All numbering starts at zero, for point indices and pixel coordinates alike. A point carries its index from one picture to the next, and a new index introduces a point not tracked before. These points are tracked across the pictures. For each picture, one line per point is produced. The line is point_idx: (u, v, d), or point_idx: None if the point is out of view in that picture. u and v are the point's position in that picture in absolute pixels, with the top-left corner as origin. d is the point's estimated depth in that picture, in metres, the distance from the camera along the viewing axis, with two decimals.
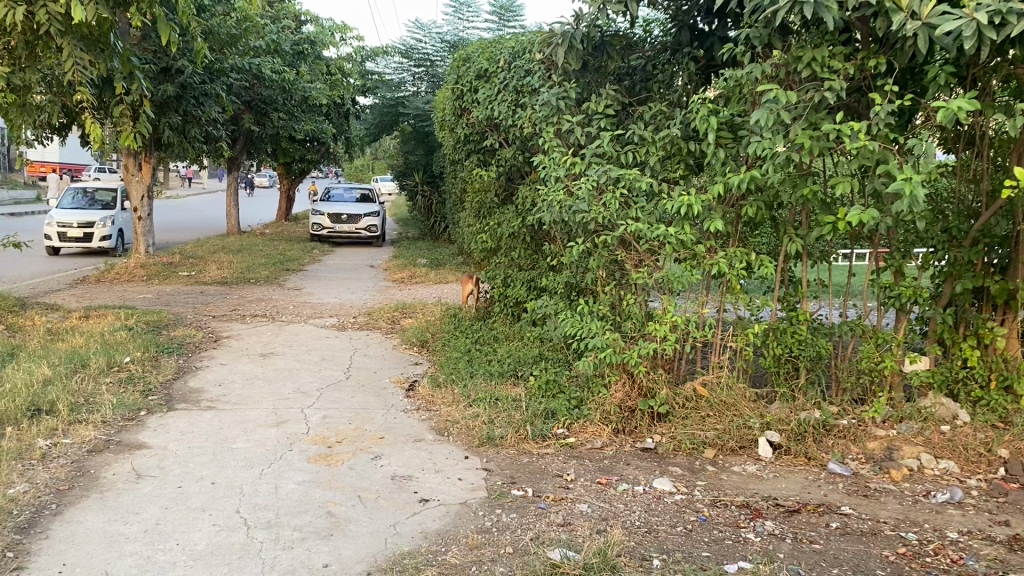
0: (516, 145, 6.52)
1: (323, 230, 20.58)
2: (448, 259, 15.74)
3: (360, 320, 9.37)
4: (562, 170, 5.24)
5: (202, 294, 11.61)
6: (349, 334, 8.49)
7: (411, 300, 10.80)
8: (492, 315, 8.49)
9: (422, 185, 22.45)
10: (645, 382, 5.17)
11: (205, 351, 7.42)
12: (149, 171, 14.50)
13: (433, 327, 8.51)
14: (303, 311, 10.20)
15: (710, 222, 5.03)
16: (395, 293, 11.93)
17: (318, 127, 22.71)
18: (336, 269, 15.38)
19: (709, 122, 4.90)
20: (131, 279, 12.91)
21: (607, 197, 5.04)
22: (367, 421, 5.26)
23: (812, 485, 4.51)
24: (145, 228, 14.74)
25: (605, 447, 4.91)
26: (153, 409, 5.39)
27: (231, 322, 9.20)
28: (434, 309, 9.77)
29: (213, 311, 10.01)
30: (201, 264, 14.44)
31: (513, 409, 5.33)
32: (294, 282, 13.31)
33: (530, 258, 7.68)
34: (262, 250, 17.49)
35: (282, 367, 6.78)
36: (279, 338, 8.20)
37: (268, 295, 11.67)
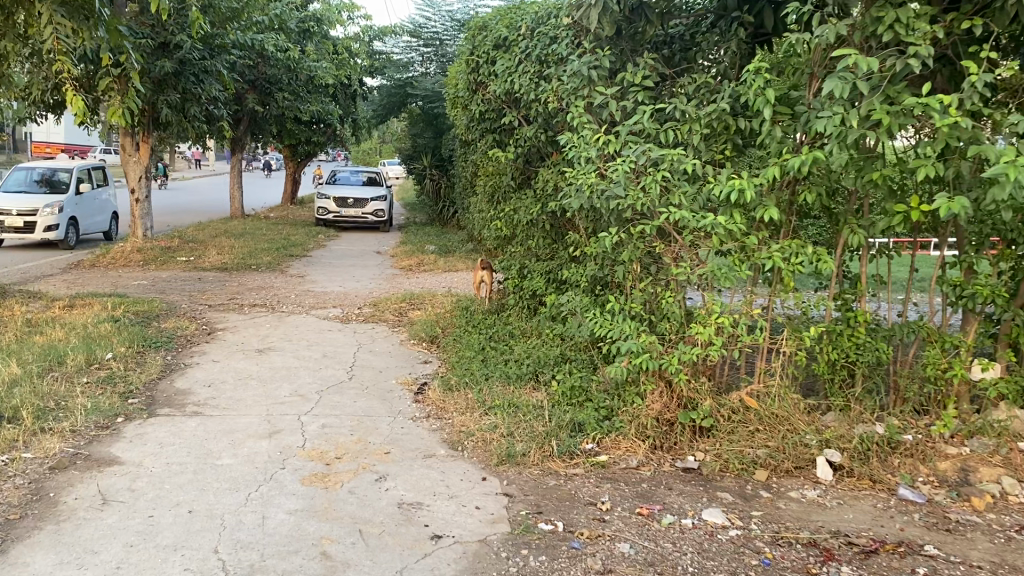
0: (538, 122, 5.89)
1: (328, 214, 19.99)
2: (457, 245, 15.15)
3: (366, 311, 8.79)
4: (593, 150, 4.60)
5: (199, 280, 11.06)
6: (353, 327, 7.91)
7: (419, 290, 10.22)
8: (508, 308, 7.89)
9: (430, 169, 21.62)
10: (685, 392, 4.57)
11: (197, 345, 6.85)
12: (147, 152, 13.94)
13: (444, 321, 7.93)
14: (305, 301, 9.63)
15: (764, 210, 4.40)
16: (403, 282, 11.34)
17: (324, 108, 22.07)
18: (342, 255, 14.79)
19: (766, 95, 4.26)
20: (127, 264, 12.35)
21: (647, 180, 4.38)
22: (371, 431, 4.67)
23: (884, 516, 3.90)
24: (144, 211, 14.18)
25: (642, 466, 4.30)
26: (132, 415, 4.81)
27: (227, 313, 8.63)
28: (444, 301, 9.19)
29: (209, 300, 9.44)
30: (200, 249, 13.87)
31: (535, 419, 4.74)
32: (298, 269, 12.74)
33: (550, 248, 7.08)
34: (265, 235, 16.92)
35: (279, 365, 6.19)
36: (278, 330, 7.62)
37: (269, 283, 11.10)
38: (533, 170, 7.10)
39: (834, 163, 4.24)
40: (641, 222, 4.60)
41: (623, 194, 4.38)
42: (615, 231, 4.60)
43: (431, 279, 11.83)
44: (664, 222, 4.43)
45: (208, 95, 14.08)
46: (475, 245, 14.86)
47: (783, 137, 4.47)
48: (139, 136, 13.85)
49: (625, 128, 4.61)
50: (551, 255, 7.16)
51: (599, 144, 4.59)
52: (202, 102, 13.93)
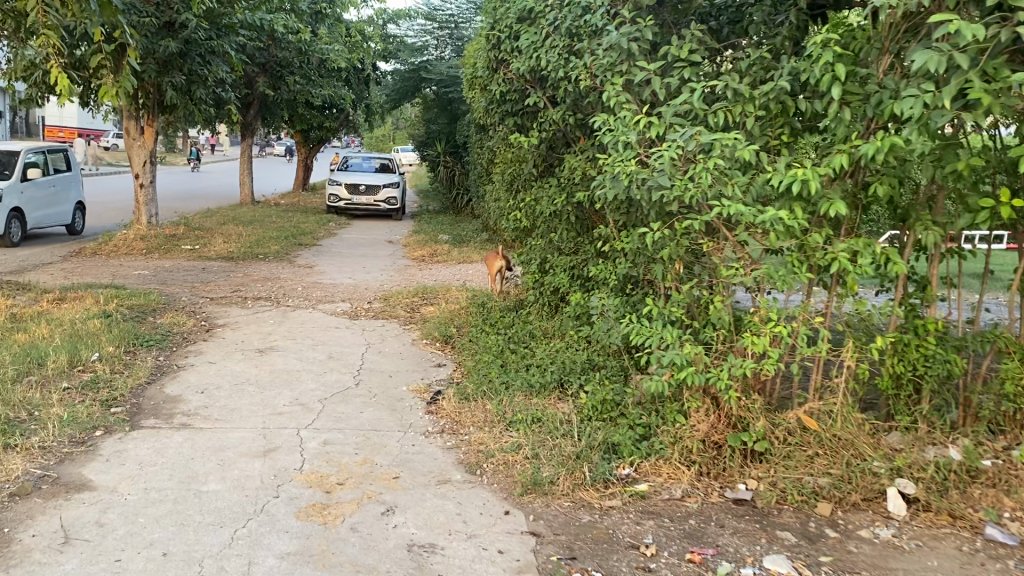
0: (565, 103, 5.32)
1: (339, 201, 19.46)
2: (472, 235, 14.60)
3: (376, 307, 8.25)
4: (633, 134, 4.02)
5: (203, 270, 10.57)
6: (361, 325, 7.38)
7: (433, 283, 9.69)
8: (529, 306, 7.33)
9: (445, 156, 20.94)
10: (735, 411, 4.01)
11: (192, 344, 6.34)
12: (153, 137, 13.49)
13: (458, 318, 7.38)
14: (312, 293, 9.12)
15: (830, 205, 3.83)
16: (415, 274, 10.80)
17: (336, 92, 21.52)
18: (353, 245, 14.28)
19: (836, 71, 3.69)
20: (129, 252, 11.88)
21: (696, 168, 3.80)
22: (378, 449, 4.15)
23: (972, 562, 3.36)
24: (148, 196, 13.70)
25: (687, 498, 3.77)
26: (113, 428, 4.30)
27: (229, 307, 8.12)
28: (458, 296, 8.64)
29: (211, 293, 8.93)
30: (206, 237, 13.39)
31: (564, 438, 4.21)
32: (306, 259, 12.23)
33: (574, 241, 6.51)
34: (274, 222, 16.42)
35: (280, 368, 5.67)
36: (281, 327, 7.11)
37: (275, 273, 10.59)
38: (557, 157, 6.53)
39: (914, 150, 3.66)
40: (688, 216, 4.03)
41: (668, 185, 3.82)
42: (657, 226, 4.04)
43: (445, 271, 11.28)
44: (715, 217, 3.86)
45: (215, 78, 13.56)
46: (491, 235, 14.30)
47: (851, 119, 3.89)
48: (144, 120, 13.45)
49: (670, 108, 4.04)
50: (576, 249, 6.59)
51: (640, 127, 4.02)
52: (208, 84, 13.41)
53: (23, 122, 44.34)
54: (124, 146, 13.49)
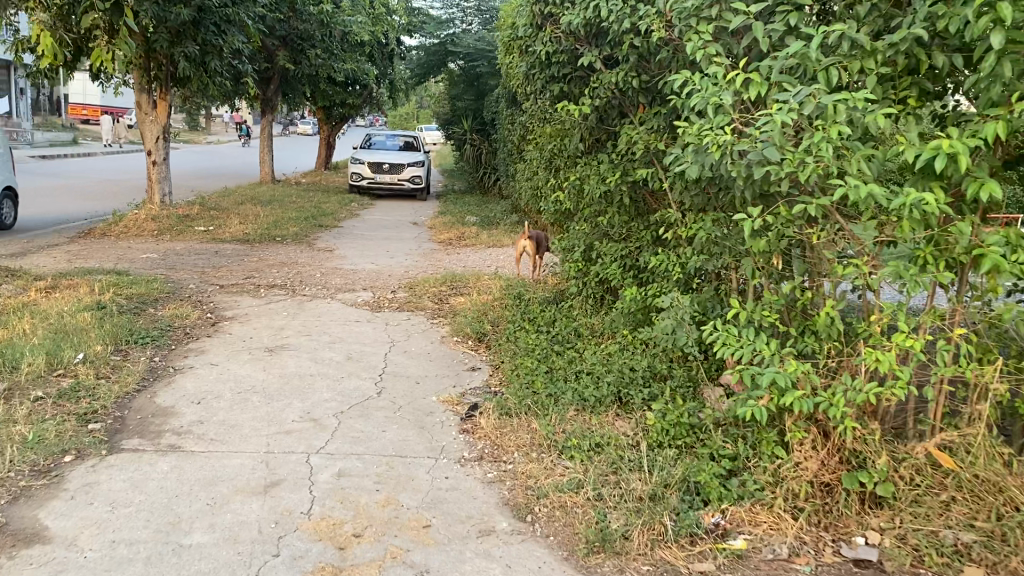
0: (627, 62, 4.49)
1: (362, 181, 18.73)
2: (501, 217, 13.81)
3: (401, 297, 7.49)
4: (727, 95, 3.19)
5: (216, 254, 9.88)
6: (384, 318, 6.62)
7: (461, 270, 8.92)
8: (572, 297, 6.56)
9: (471, 134, 20.03)
10: (851, 443, 3.21)
11: (194, 341, 5.60)
12: (166, 111, 12.84)
13: (492, 311, 6.61)
14: (332, 281, 8.39)
15: (984, 184, 2.96)
16: (443, 259, 10.04)
17: (360, 67, 20.75)
18: (376, 226, 13.55)
19: (999, 11, 2.80)
20: (139, 234, 11.23)
21: (812, 138, 2.96)
22: (404, 485, 3.38)
23: None
24: (161, 174, 13.03)
25: (795, 558, 3.01)
26: (86, 452, 3.57)
27: (240, 295, 7.39)
28: (490, 284, 7.85)
29: (221, 279, 8.22)
30: (221, 217, 12.70)
31: (633, 472, 3.43)
32: (326, 241, 11.51)
33: (627, 227, 5.70)
34: (293, 202, 15.72)
35: (291, 372, 4.93)
36: (295, 320, 6.36)
37: (292, 258, 9.86)
38: (611, 128, 5.70)
39: None
40: (795, 199, 3.21)
41: (777, 160, 2.99)
42: (757, 212, 3.21)
43: (475, 255, 10.51)
44: (834, 201, 3.03)
45: (230, 48, 12.82)
46: (522, 217, 13.50)
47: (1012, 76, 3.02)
48: (157, 93, 12.81)
49: (775, 63, 3.21)
50: (629, 236, 5.79)
51: (738, 85, 3.20)
52: (224, 56, 12.70)
53: (47, 99, 44.03)
54: (136, 122, 12.84)
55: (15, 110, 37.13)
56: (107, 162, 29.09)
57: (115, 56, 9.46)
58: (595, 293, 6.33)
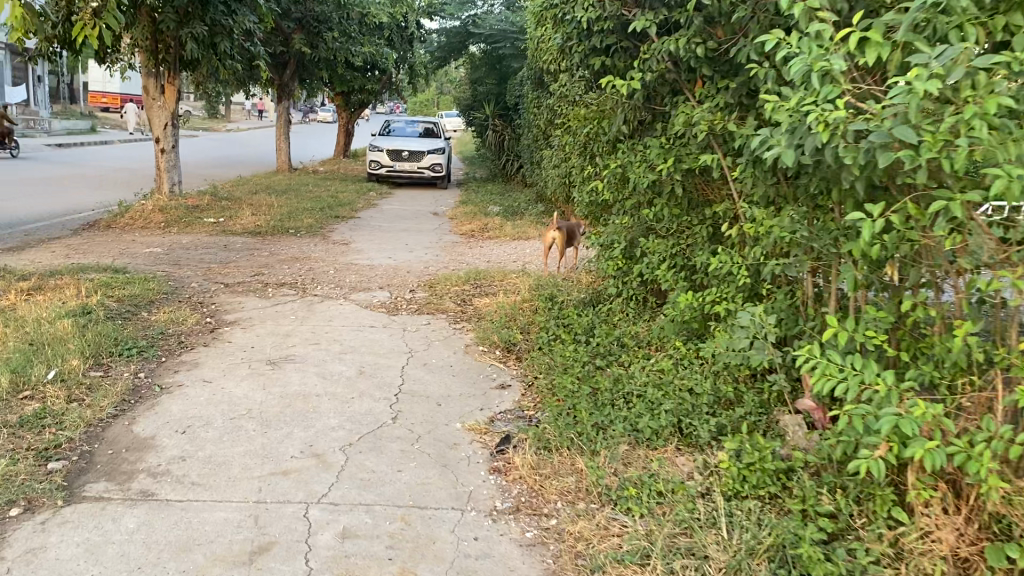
0: (689, 26, 3.81)
1: (380, 168, 18.07)
2: (525, 206, 13.13)
3: (421, 297, 6.81)
4: (839, 59, 2.47)
5: (224, 248, 9.28)
6: (401, 323, 5.95)
7: (485, 265, 8.25)
8: (611, 298, 5.94)
9: (493, 119, 19.16)
10: (996, 510, 2.48)
11: (188, 351, 4.97)
12: (174, 96, 12.24)
13: (522, 313, 5.94)
14: (346, 278, 7.75)
15: None
16: (465, 253, 9.36)
17: (378, 51, 20.07)
18: (395, 217, 12.91)
19: None
20: (145, 226, 10.65)
21: (964, 114, 2.22)
22: (421, 552, 2.71)
23: None
24: (170, 163, 12.46)
25: None
26: (37, 503, 2.95)
27: (244, 295, 6.74)
28: (518, 282, 7.16)
29: (226, 277, 7.58)
30: (233, 207, 12.10)
31: (710, 539, 2.76)
32: (341, 234, 10.86)
33: (677, 222, 5.04)
34: (308, 191, 15.09)
35: (295, 391, 4.27)
36: (303, 325, 5.71)
37: (305, 252, 9.21)
38: (661, 109, 4.99)
39: None
40: (926, 194, 2.49)
41: (913, 143, 2.27)
42: (878, 211, 2.49)
43: (500, 248, 9.82)
44: (985, 196, 2.31)
45: (241, 29, 12.18)
46: (548, 206, 12.81)
47: None
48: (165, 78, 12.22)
49: (902, 16, 2.47)
50: (678, 232, 5.14)
51: (853, 46, 2.47)
52: (234, 37, 12.07)
53: (66, 88, 43.83)
54: (144, 108, 12.25)
55: (32, 99, 36.80)
56: (123, 151, 28.63)
57: (95, 29, 8.73)
58: (639, 294, 5.71)
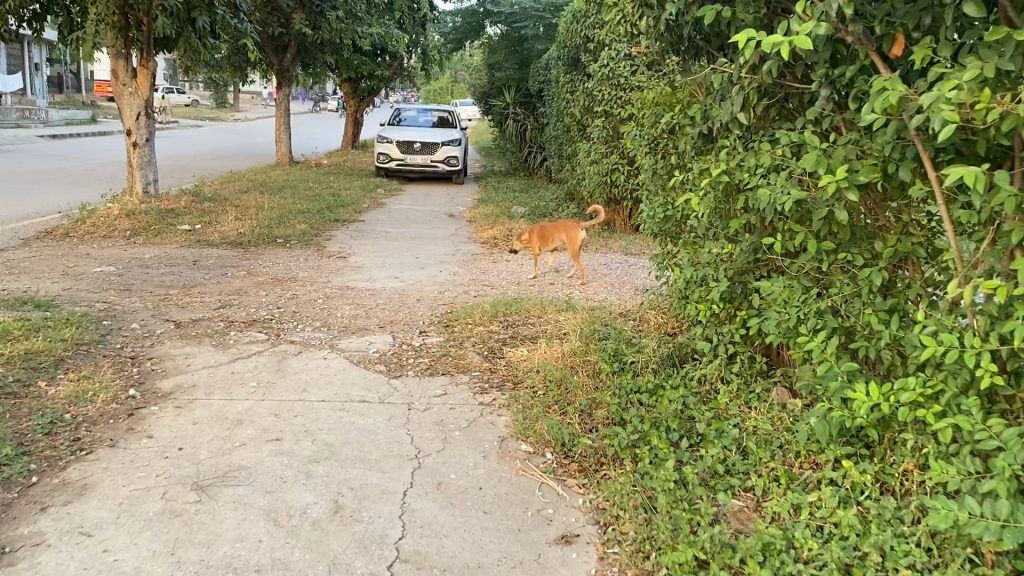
0: None
1: (389, 162, 16.31)
2: (554, 206, 11.41)
3: (432, 345, 5.07)
4: None
5: (192, 266, 7.58)
6: (405, 392, 4.22)
7: (514, 291, 6.54)
8: (706, 356, 4.25)
9: (514, 107, 17.28)
10: None
11: (77, 463, 3.25)
12: (147, 81, 10.55)
13: (577, 375, 4.22)
14: (337, 310, 6.04)
15: None
16: (487, 271, 7.64)
17: (388, 32, 18.32)
18: (404, 220, 11.22)
19: None
20: (108, 234, 8.99)
21: None
22: None
23: None
24: (144, 158, 10.74)
25: None
26: None
27: (194, 344, 5.03)
28: (564, 321, 5.40)
29: (181, 311, 5.88)
30: (217, 210, 10.41)
31: None
32: (340, 243, 9.15)
33: (826, 260, 3.29)
34: (308, 189, 13.37)
35: (224, 563, 2.56)
36: (264, 404, 3.98)
37: (291, 270, 7.51)
38: (809, 86, 3.21)
39: None
40: None
41: None
42: None
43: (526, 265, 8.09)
44: None
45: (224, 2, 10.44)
46: (580, 207, 11.08)
47: None
48: (136, 61, 10.52)
49: None
50: (821, 273, 3.41)
51: None
52: (216, 11, 10.32)
53: (68, 76, 42.38)
54: (113, 95, 10.52)
55: (29, 89, 35.39)
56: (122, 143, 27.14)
57: None
58: (743, 349, 4.13)
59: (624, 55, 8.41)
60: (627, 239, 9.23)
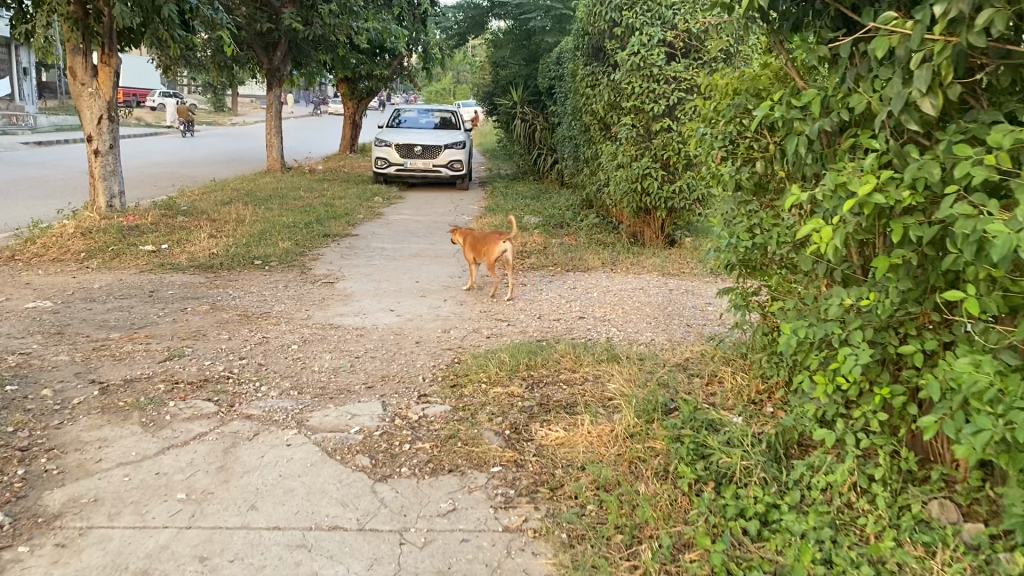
0: None
1: (388, 167, 15.01)
2: (570, 216, 10.14)
3: (435, 418, 3.78)
4: None
5: (147, 298, 6.31)
6: (400, 505, 2.96)
7: (534, 331, 5.27)
8: (828, 452, 2.99)
9: (522, 106, 15.83)
10: None
11: None
12: (110, 80, 9.32)
13: (647, 484, 2.95)
14: (314, 360, 4.76)
15: None
16: (501, 301, 6.37)
17: (386, 26, 17.07)
18: (403, 232, 9.97)
19: None
20: (58, 257, 7.74)
21: None
22: None
23: None
24: (109, 167, 9.49)
25: None
26: None
27: (114, 422, 3.74)
28: (608, 381, 4.11)
29: (116, 367, 4.61)
30: (189, 226, 9.14)
31: None
32: (328, 264, 7.88)
33: None
34: (298, 198, 12.10)
35: None
36: (191, 538, 2.71)
37: (265, 303, 6.23)
38: None
39: None
40: None
41: None
42: None
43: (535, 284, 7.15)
44: None
45: None
46: (602, 215, 9.81)
47: None
48: (97, 57, 9.30)
49: None
50: None
51: None
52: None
53: (59, 80, 41.21)
54: (71, 97, 9.29)
55: (18, 93, 34.17)
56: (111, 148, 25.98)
57: None
58: (886, 443, 2.85)
59: (657, 41, 7.34)
60: (660, 255, 7.95)
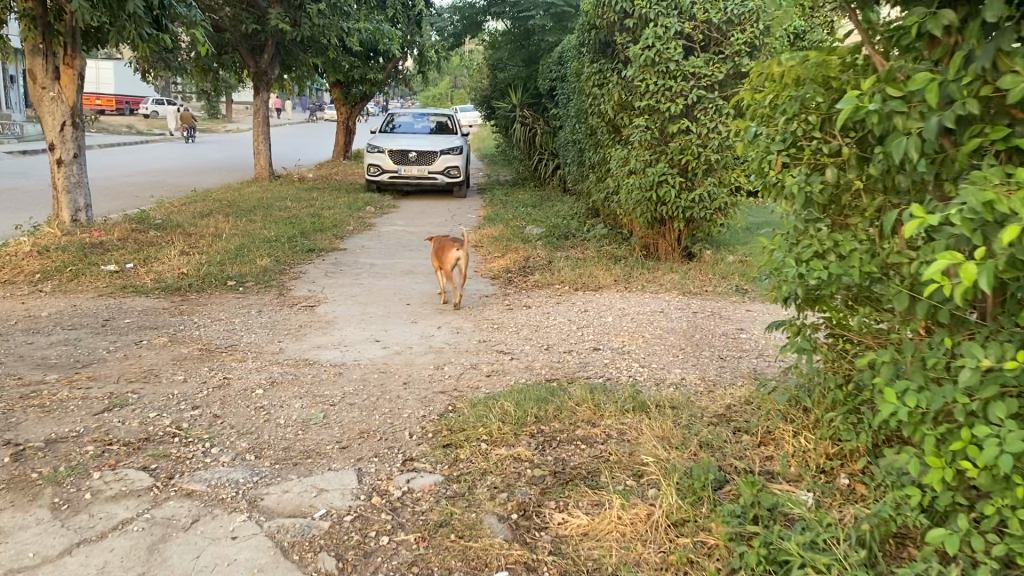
0: None
1: (381, 174, 14.26)
2: (577, 226, 9.37)
3: (423, 495, 3.00)
4: None
5: (98, 329, 5.52)
6: None
7: (542, 369, 4.50)
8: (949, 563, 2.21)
9: (521, 109, 15.09)
10: None
11: None
12: (74, 83, 8.58)
13: None
14: (279, 410, 3.98)
15: None
16: (502, 329, 5.59)
17: (378, 27, 16.31)
18: (395, 246, 9.20)
19: None
20: (9, 279, 6.96)
21: None
22: None
23: None
24: (73, 178, 8.72)
25: None
26: None
27: (17, 505, 2.96)
28: (638, 441, 3.34)
29: (41, 422, 3.83)
30: (160, 241, 8.37)
31: None
32: (309, 283, 7.10)
33: None
34: (283, 210, 11.32)
35: None
36: None
37: (233, 333, 5.45)
38: None
39: None
40: None
41: None
42: None
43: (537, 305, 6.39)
44: None
45: None
46: (610, 226, 9.03)
47: None
48: (59, 58, 8.56)
49: None
50: None
51: None
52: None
53: None
54: (31, 102, 8.54)
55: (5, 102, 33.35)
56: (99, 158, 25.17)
57: None
58: None
59: (674, 33, 6.61)
60: (678, 271, 7.17)
